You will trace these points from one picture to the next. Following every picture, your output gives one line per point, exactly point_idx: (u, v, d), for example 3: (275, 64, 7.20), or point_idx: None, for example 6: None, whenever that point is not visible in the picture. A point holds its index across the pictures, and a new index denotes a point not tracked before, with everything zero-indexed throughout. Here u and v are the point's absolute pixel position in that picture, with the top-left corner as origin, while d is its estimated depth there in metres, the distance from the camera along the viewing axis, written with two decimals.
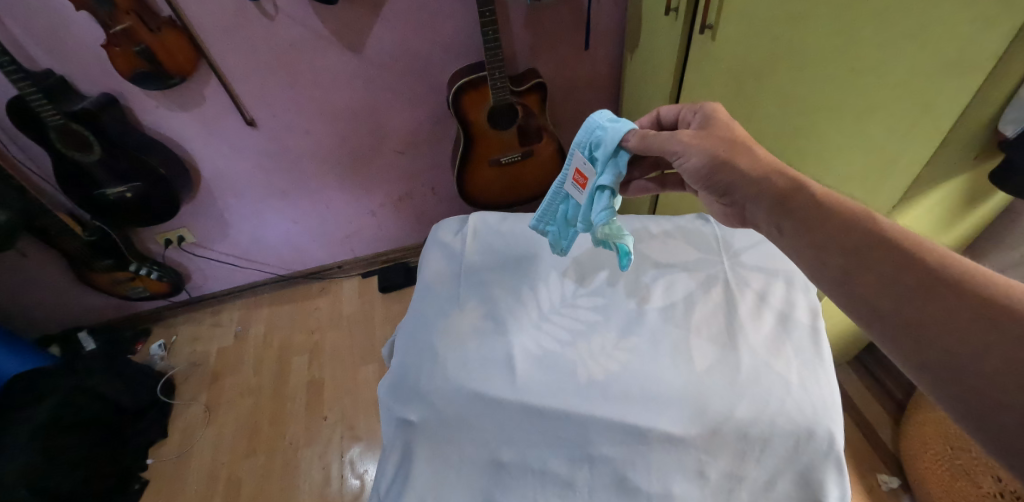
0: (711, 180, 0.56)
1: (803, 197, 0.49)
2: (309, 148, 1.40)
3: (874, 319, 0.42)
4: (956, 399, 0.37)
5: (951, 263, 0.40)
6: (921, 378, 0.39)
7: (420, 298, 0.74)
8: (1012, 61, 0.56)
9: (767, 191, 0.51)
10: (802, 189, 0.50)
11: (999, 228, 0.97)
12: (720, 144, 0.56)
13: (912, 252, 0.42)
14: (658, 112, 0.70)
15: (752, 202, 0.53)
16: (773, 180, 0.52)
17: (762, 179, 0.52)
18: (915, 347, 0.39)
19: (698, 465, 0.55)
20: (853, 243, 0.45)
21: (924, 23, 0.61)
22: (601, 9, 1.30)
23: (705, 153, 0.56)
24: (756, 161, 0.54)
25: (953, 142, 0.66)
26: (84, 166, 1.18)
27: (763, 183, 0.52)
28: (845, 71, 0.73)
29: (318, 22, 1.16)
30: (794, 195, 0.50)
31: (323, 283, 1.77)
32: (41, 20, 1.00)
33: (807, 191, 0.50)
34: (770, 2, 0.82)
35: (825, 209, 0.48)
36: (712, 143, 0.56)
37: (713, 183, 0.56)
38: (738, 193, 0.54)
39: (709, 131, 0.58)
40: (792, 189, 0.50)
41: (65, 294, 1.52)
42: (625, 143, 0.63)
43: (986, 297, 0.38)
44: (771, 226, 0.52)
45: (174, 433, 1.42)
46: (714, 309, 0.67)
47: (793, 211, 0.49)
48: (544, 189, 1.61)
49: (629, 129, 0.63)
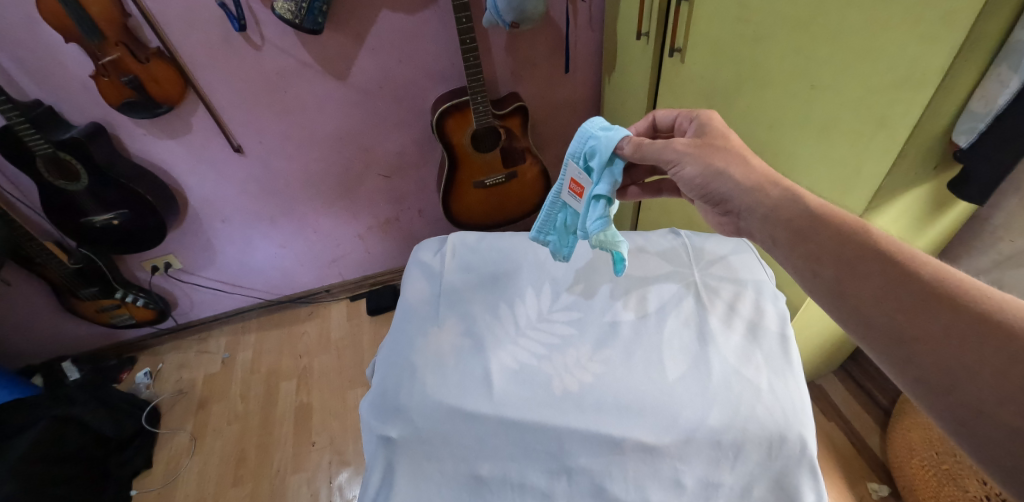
0: (705, 189, 0.59)
1: (795, 210, 0.51)
2: (297, 174, 1.42)
3: (866, 331, 0.43)
4: (949, 412, 0.38)
5: (951, 279, 0.41)
6: (915, 390, 0.40)
7: (400, 317, 0.75)
8: (956, 76, 0.59)
9: (761, 202, 0.54)
10: (794, 202, 0.52)
11: (966, 236, 1.00)
12: (715, 155, 0.58)
13: (906, 264, 0.43)
14: (653, 117, 0.73)
15: (746, 212, 0.55)
16: (766, 190, 0.54)
17: (756, 188, 0.54)
18: (906, 361, 0.40)
19: (674, 473, 0.56)
20: (844, 255, 0.46)
21: (874, 43, 0.65)
22: (579, 34, 1.35)
23: (703, 163, 0.58)
24: (748, 171, 0.56)
25: (910, 155, 0.68)
26: (72, 194, 1.19)
27: (757, 192, 0.54)
28: (806, 90, 0.77)
29: (304, 51, 1.19)
30: (787, 206, 0.52)
31: (311, 307, 1.77)
32: (31, 53, 1.03)
33: (800, 204, 0.51)
34: (733, 26, 0.87)
35: (818, 219, 0.49)
36: (705, 151, 0.59)
37: (707, 192, 0.59)
38: (733, 202, 0.56)
39: (706, 142, 0.60)
40: (784, 200, 0.52)
41: (48, 324, 1.50)
42: (620, 151, 0.65)
43: (982, 312, 0.39)
44: (766, 237, 0.54)
45: (159, 463, 1.40)
46: (686, 321, 0.69)
47: (785, 220, 0.51)
48: (529, 209, 1.64)
49: (624, 136, 0.66)
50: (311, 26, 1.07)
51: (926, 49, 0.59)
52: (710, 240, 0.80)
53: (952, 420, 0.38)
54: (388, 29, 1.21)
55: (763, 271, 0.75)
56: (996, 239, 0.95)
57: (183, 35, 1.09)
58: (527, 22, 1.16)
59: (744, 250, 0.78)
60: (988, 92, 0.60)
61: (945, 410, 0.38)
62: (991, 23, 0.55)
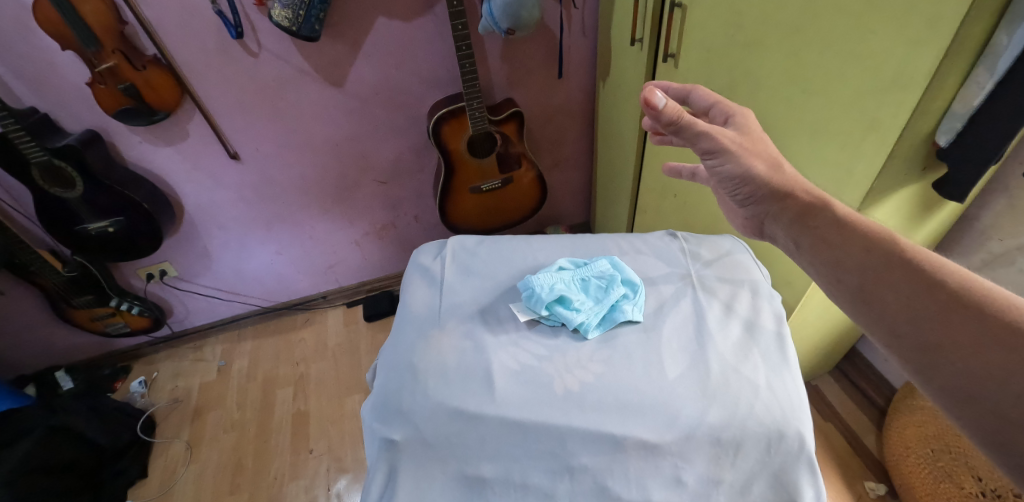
0: (740, 188, 0.61)
1: (824, 216, 0.53)
2: (293, 180, 1.42)
3: (891, 337, 0.44)
4: (978, 421, 0.38)
5: (976, 288, 0.42)
6: (936, 395, 0.41)
7: (400, 322, 0.74)
8: (942, 78, 0.61)
9: (790, 207, 0.56)
10: (824, 209, 0.54)
11: (956, 235, 1.02)
12: (755, 156, 0.60)
13: (930, 272, 0.44)
14: (690, 91, 0.71)
15: (773, 216, 0.58)
16: (797, 197, 0.56)
17: (788, 195, 0.57)
18: (933, 369, 0.41)
19: (675, 470, 0.57)
20: (868, 262, 0.48)
21: (862, 48, 0.67)
22: (573, 40, 1.37)
23: (741, 165, 0.60)
24: (780, 176, 0.58)
25: (900, 156, 0.69)
26: (67, 202, 1.19)
27: (788, 198, 0.56)
28: (798, 93, 0.79)
29: (300, 58, 1.20)
30: (816, 213, 0.54)
31: (308, 313, 1.77)
32: (27, 60, 1.03)
33: (831, 210, 0.53)
34: (725, 31, 0.89)
35: (844, 227, 0.51)
36: (747, 153, 0.60)
37: (741, 192, 0.61)
38: (764, 204, 0.59)
39: (748, 141, 0.61)
40: (814, 207, 0.54)
41: (42, 333, 1.49)
42: (652, 109, 0.59)
43: (1006, 320, 0.39)
44: (789, 240, 0.56)
45: (155, 472, 1.38)
46: (685, 319, 0.70)
47: (811, 225, 0.54)
48: (525, 214, 1.65)
49: (657, 89, 0.60)
50: (308, 33, 1.08)
51: (912, 54, 0.61)
52: (706, 241, 0.82)
53: (981, 429, 0.38)
54: (384, 36, 1.22)
55: (759, 271, 0.76)
56: (986, 238, 0.97)
57: (180, 43, 1.09)
58: (521, 28, 1.18)
59: (740, 251, 0.79)
60: (966, 94, 0.62)
61: (972, 420, 0.38)
62: (974, 28, 0.57)
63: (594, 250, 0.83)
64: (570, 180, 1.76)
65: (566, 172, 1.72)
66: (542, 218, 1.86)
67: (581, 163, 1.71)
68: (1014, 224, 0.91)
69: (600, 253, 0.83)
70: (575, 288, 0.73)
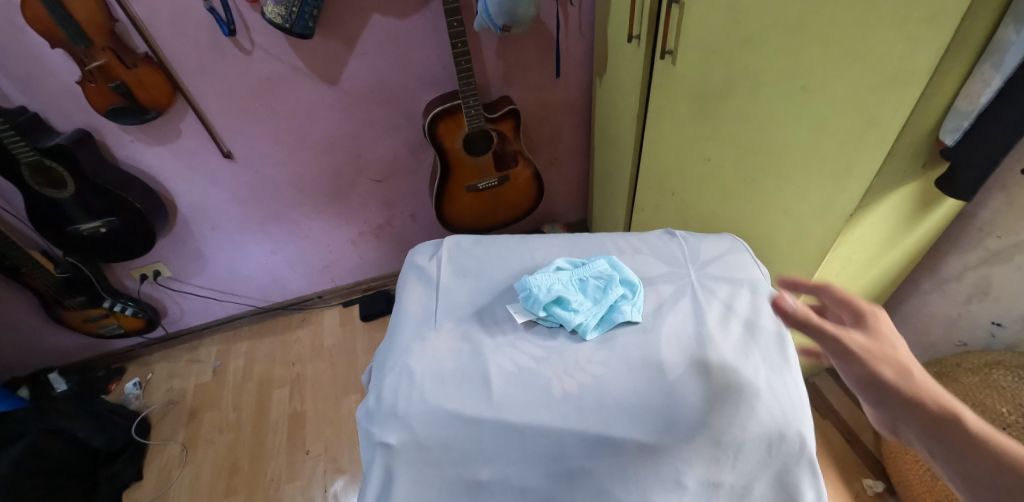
0: (867, 396, 0.51)
1: (961, 435, 0.45)
2: (288, 179, 1.41)
3: None
4: None
5: None
6: None
7: (395, 324, 0.73)
8: (943, 74, 0.60)
9: (919, 415, 0.47)
10: (961, 426, 0.45)
11: (954, 232, 1.02)
12: (884, 361, 0.50)
13: None
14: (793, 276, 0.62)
15: (895, 421, 0.49)
16: (924, 403, 0.47)
17: (916, 402, 0.47)
18: None
19: (676, 473, 0.56)
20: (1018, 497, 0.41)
21: (862, 44, 0.66)
22: (570, 37, 1.36)
23: (868, 372, 0.50)
24: (910, 386, 0.48)
25: (899, 153, 0.69)
26: (58, 202, 1.17)
27: (915, 404, 0.47)
28: (796, 90, 0.78)
29: (293, 55, 1.18)
30: (946, 423, 0.46)
31: (303, 313, 1.75)
32: (15, 58, 1.01)
33: (966, 427, 0.45)
34: (724, 27, 0.88)
35: (985, 449, 0.44)
36: (878, 360, 0.50)
37: (867, 396, 0.51)
38: (888, 410, 0.49)
39: (877, 345, 0.51)
40: (948, 420, 0.46)
41: (34, 334, 1.47)
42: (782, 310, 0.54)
43: None
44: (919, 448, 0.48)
45: (150, 475, 1.37)
46: (683, 319, 0.69)
47: (943, 438, 0.45)
48: (521, 212, 1.64)
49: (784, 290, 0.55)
50: (301, 30, 1.06)
51: (914, 50, 0.60)
52: (704, 241, 0.81)
53: None
54: (379, 33, 1.21)
55: (758, 271, 0.76)
56: (984, 235, 0.96)
57: (172, 41, 1.08)
58: (518, 25, 1.17)
59: (739, 250, 0.79)
60: (971, 91, 0.62)
61: None
62: (977, 23, 0.57)
63: (591, 249, 0.82)
64: (567, 178, 1.75)
65: (562, 170, 1.71)
66: (539, 217, 1.85)
67: (578, 160, 1.70)
68: (1012, 221, 0.91)
69: (598, 252, 0.82)
70: (572, 289, 0.72)
